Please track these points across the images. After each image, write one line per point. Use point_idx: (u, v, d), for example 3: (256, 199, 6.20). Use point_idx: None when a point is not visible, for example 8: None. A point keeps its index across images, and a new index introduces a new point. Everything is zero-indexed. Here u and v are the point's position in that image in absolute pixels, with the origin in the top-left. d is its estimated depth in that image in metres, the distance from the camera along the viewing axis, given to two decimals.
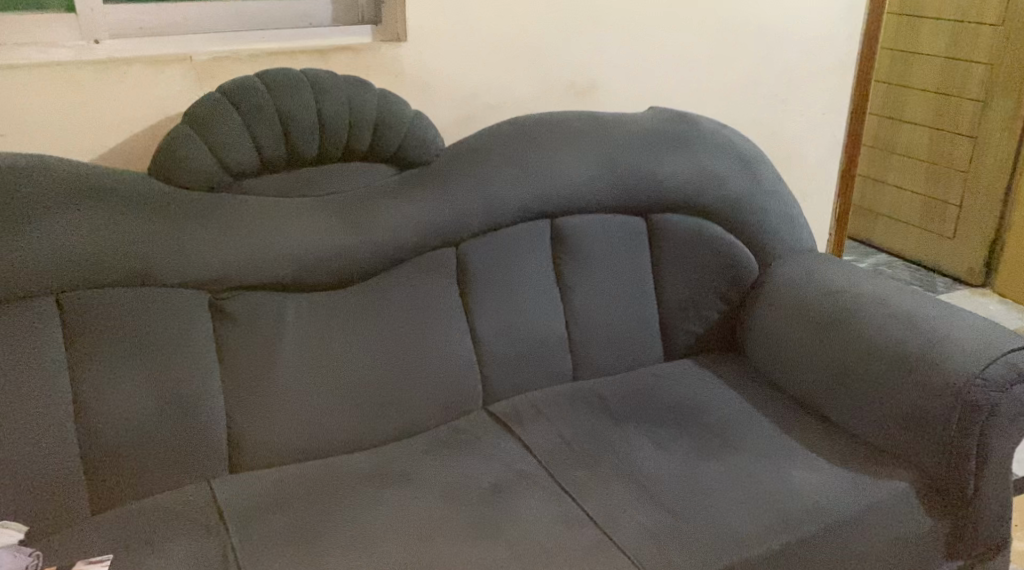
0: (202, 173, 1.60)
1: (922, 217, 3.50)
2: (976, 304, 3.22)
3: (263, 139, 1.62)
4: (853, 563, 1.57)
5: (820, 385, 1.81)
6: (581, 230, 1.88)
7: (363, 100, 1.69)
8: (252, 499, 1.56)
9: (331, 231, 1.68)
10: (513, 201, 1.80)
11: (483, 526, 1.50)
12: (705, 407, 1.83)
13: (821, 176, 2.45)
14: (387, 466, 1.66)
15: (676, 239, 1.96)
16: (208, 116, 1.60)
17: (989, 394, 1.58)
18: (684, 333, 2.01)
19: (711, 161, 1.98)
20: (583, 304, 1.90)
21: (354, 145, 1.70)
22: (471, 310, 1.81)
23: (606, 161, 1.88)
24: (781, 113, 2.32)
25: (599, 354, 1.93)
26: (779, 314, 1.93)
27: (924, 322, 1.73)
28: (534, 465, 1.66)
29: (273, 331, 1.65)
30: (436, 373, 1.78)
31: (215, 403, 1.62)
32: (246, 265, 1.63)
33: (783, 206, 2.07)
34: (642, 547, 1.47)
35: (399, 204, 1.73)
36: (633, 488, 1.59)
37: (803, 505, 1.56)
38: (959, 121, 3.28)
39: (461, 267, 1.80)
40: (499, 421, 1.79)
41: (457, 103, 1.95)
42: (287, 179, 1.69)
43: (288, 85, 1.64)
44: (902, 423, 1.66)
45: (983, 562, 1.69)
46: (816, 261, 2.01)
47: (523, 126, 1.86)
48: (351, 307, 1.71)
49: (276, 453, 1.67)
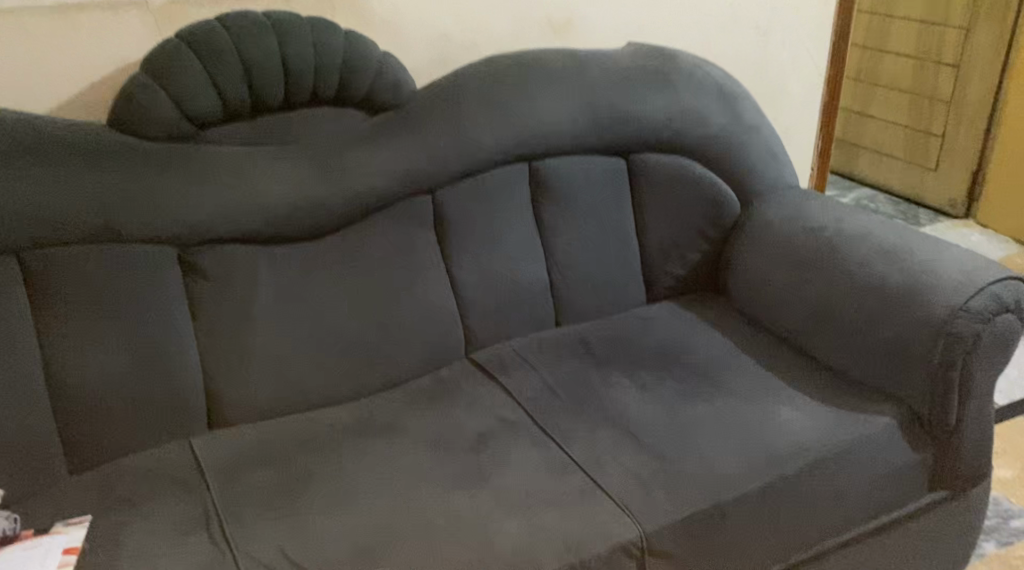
0: (163, 122, 1.55)
1: (905, 149, 3.48)
2: (959, 235, 3.21)
3: (227, 86, 1.56)
4: (839, 499, 1.57)
5: (805, 323, 1.80)
6: (561, 173, 1.84)
7: (329, 43, 1.63)
8: (233, 456, 1.54)
9: (303, 181, 1.63)
10: (490, 144, 1.76)
11: (469, 475, 1.50)
12: (690, 349, 1.82)
13: (804, 110, 2.41)
14: (370, 418, 1.64)
15: (657, 179, 1.92)
16: (168, 64, 1.54)
17: (971, 326, 1.57)
18: (667, 275, 1.99)
19: (691, 98, 1.93)
20: (565, 248, 1.87)
21: (322, 90, 1.65)
22: (449, 258, 1.78)
23: (583, 100, 1.83)
24: (764, 46, 2.26)
25: (582, 298, 1.91)
26: (763, 253, 1.91)
27: (908, 256, 1.72)
28: (519, 413, 1.65)
29: (248, 285, 1.62)
30: (417, 323, 1.75)
31: (190, 360, 1.59)
32: (216, 219, 1.58)
33: (765, 141, 2.03)
34: (630, 491, 1.46)
35: (374, 150, 1.69)
36: (619, 433, 1.58)
37: (789, 444, 1.55)
38: (943, 49, 3.23)
39: (438, 215, 1.76)
40: (484, 369, 1.77)
41: (430, 43, 1.88)
42: (253, 127, 1.63)
43: (250, 29, 1.58)
44: (885, 358, 1.65)
45: (965, 492, 1.71)
46: (800, 197, 1.98)
47: (498, 66, 1.81)
48: (328, 257, 1.68)
49: (257, 409, 1.64)
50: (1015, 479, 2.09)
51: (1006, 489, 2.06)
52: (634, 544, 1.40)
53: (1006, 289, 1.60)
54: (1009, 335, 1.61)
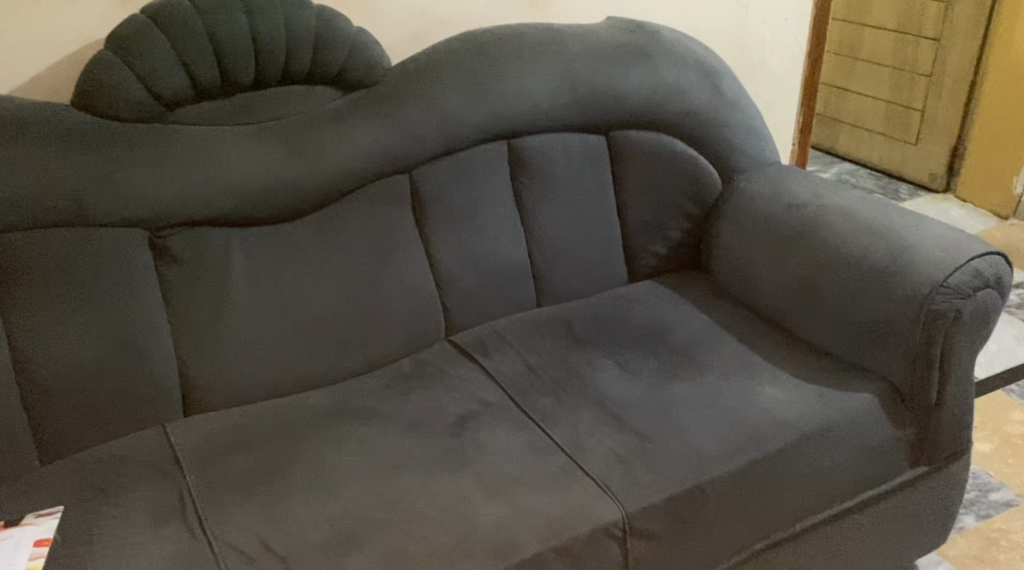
0: (129, 101, 1.50)
1: (885, 124, 3.47)
2: (938, 209, 3.21)
3: (195, 64, 1.52)
4: (821, 476, 1.56)
5: (786, 301, 1.79)
6: (540, 151, 1.82)
7: (300, 18, 1.59)
8: (209, 443, 1.52)
9: (276, 162, 1.60)
10: (468, 122, 1.73)
11: (449, 458, 1.48)
12: (672, 328, 1.81)
13: (784, 85, 2.40)
14: (348, 402, 1.62)
15: (637, 156, 1.90)
16: (133, 41, 1.49)
17: (952, 302, 1.56)
18: (648, 254, 1.98)
19: (671, 74, 1.91)
20: (545, 227, 1.85)
21: (294, 68, 1.61)
22: (428, 239, 1.75)
23: (562, 77, 1.81)
24: (745, 20, 2.24)
25: (563, 278, 1.89)
26: (745, 230, 1.90)
27: (889, 232, 1.71)
28: (499, 394, 1.63)
29: (222, 268, 1.59)
30: (396, 304, 1.73)
31: (165, 345, 1.56)
32: (187, 202, 1.55)
33: (746, 117, 2.01)
34: (611, 472, 1.45)
35: (348, 129, 1.65)
36: (600, 413, 1.57)
37: (771, 422, 1.54)
38: (923, 22, 3.22)
39: (416, 195, 1.74)
40: (464, 351, 1.75)
41: (406, 19, 1.85)
42: (222, 106, 1.59)
43: (218, 5, 1.54)
44: (866, 335, 1.64)
45: (945, 468, 1.71)
46: (781, 174, 1.97)
47: (475, 42, 1.77)
48: (304, 239, 1.65)
49: (233, 394, 1.62)
50: (994, 453, 2.10)
51: (986, 462, 2.07)
52: (617, 526, 1.39)
53: (986, 265, 1.60)
54: (989, 310, 1.60)
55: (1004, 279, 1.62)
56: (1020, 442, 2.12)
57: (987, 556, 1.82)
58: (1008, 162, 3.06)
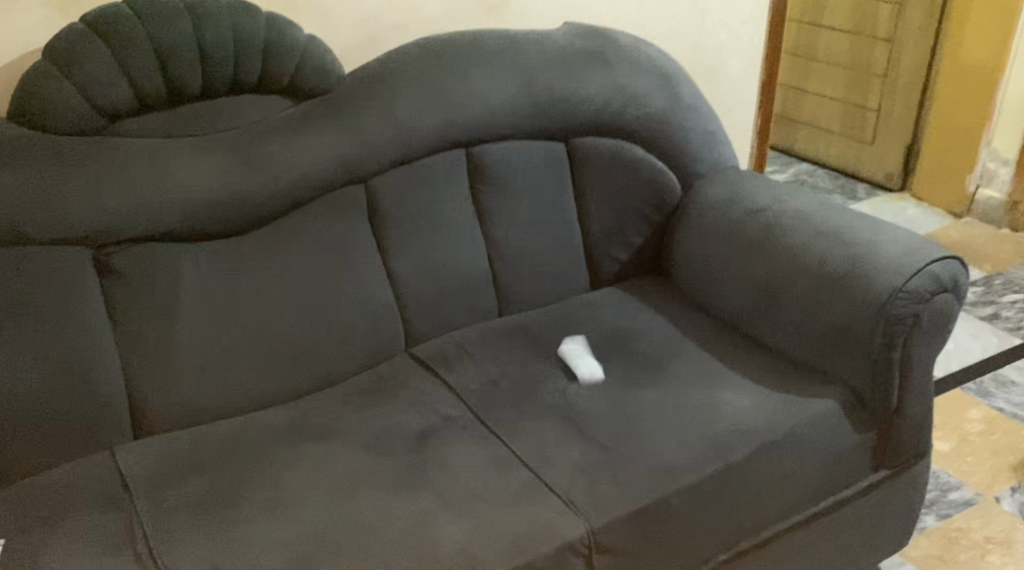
0: (70, 115, 1.46)
1: (841, 123, 3.49)
2: (895, 208, 3.24)
3: (139, 75, 1.48)
4: (786, 484, 1.55)
5: (747, 307, 1.78)
6: (499, 159, 1.78)
7: (250, 25, 1.55)
8: (161, 468, 1.47)
9: (225, 173, 1.56)
10: (424, 131, 1.70)
11: (410, 477, 1.44)
12: (634, 335, 1.79)
13: (742, 87, 2.39)
14: (305, 420, 1.58)
15: (597, 162, 1.87)
16: (71, 52, 1.45)
17: (910, 306, 1.56)
18: (610, 260, 1.96)
19: (629, 79, 1.88)
20: (505, 236, 1.82)
21: (243, 78, 1.57)
22: (385, 250, 1.71)
23: (520, 84, 1.78)
24: (703, 24, 2.22)
25: (524, 287, 1.86)
26: (705, 235, 1.88)
27: (848, 237, 1.70)
28: (461, 408, 1.60)
29: (170, 286, 1.54)
30: (353, 316, 1.68)
31: (110, 365, 1.51)
32: (133, 214, 1.51)
33: (705, 122, 1.99)
34: (576, 486, 1.42)
35: (300, 140, 1.61)
36: (564, 425, 1.54)
37: (735, 430, 1.53)
38: (876, 24, 3.24)
39: (372, 205, 1.70)
40: (424, 363, 1.72)
41: (359, 24, 1.80)
42: (168, 118, 1.55)
43: (162, 13, 1.49)
44: (828, 341, 1.64)
45: (907, 470, 1.71)
46: (740, 178, 1.95)
47: (430, 49, 1.74)
48: (258, 252, 1.61)
49: (184, 414, 1.57)
50: (953, 451, 2.11)
51: (945, 461, 2.08)
52: (582, 542, 1.36)
53: (944, 268, 1.59)
54: (947, 313, 1.60)
55: (961, 282, 1.62)
56: (978, 440, 2.14)
57: (948, 556, 1.83)
58: (960, 162, 3.10)
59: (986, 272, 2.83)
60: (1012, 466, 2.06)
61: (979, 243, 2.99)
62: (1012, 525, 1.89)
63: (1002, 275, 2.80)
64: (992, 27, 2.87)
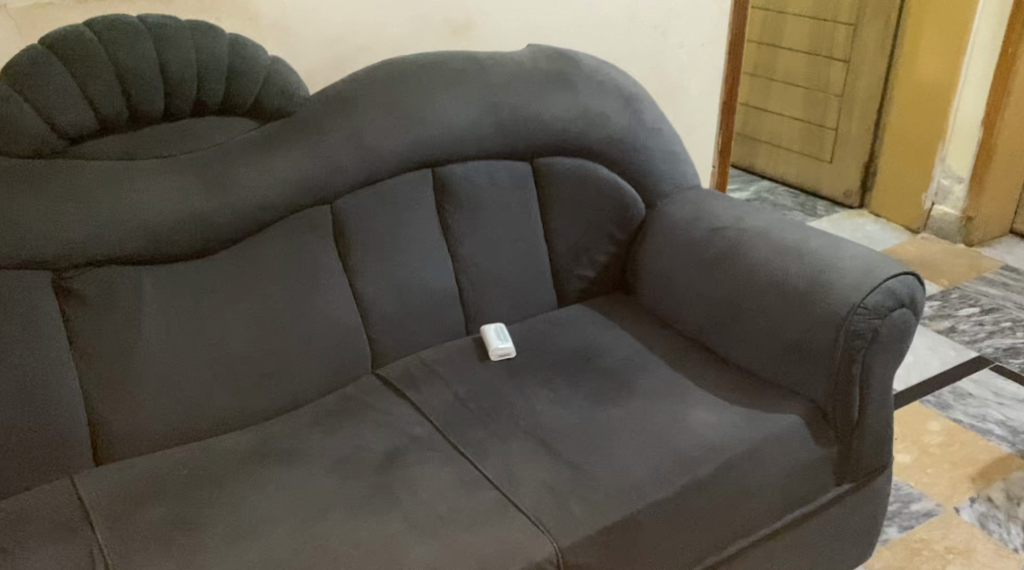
0: (31, 137, 1.44)
1: (800, 142, 3.55)
2: (853, 224, 3.30)
3: (99, 96, 1.47)
4: (751, 499, 1.57)
5: (710, 324, 1.80)
6: (464, 179, 1.80)
7: (213, 47, 1.55)
8: (122, 495, 1.45)
9: (188, 195, 1.56)
10: (390, 152, 1.70)
11: (378, 498, 1.44)
12: (601, 352, 1.80)
13: (703, 107, 2.42)
14: (271, 443, 1.57)
15: (561, 181, 1.89)
16: (32, 75, 1.43)
17: (869, 322, 1.59)
18: (576, 278, 1.97)
19: (593, 100, 1.91)
20: (471, 255, 1.83)
21: (207, 100, 1.57)
22: (351, 270, 1.71)
23: (484, 105, 1.79)
24: (664, 45, 2.26)
25: (491, 306, 1.87)
26: (668, 253, 1.90)
27: (808, 254, 1.73)
28: (429, 428, 1.60)
29: (132, 312, 1.53)
30: (319, 338, 1.68)
31: (70, 390, 1.49)
32: (93, 238, 1.49)
33: (668, 141, 2.02)
34: (543, 505, 1.43)
35: (264, 162, 1.61)
36: (531, 443, 1.55)
37: (700, 446, 1.54)
38: (833, 44, 3.31)
39: (338, 226, 1.70)
40: (391, 384, 1.71)
41: (324, 45, 1.81)
42: (130, 140, 1.54)
43: (124, 35, 1.49)
44: (789, 357, 1.66)
45: (869, 483, 1.73)
46: (702, 197, 1.98)
47: (395, 70, 1.75)
48: (222, 274, 1.60)
49: (147, 439, 1.55)
50: (914, 463, 2.14)
51: (907, 473, 2.11)
52: (550, 561, 1.37)
53: (901, 284, 1.62)
54: (905, 328, 1.63)
55: (918, 297, 1.65)
56: (937, 452, 2.17)
57: (911, 566, 1.85)
58: (916, 179, 3.17)
59: (942, 286, 2.89)
60: (971, 476, 2.09)
61: (935, 258, 3.06)
62: (972, 535, 1.93)
63: (958, 289, 2.86)
64: (944, 46, 2.95)
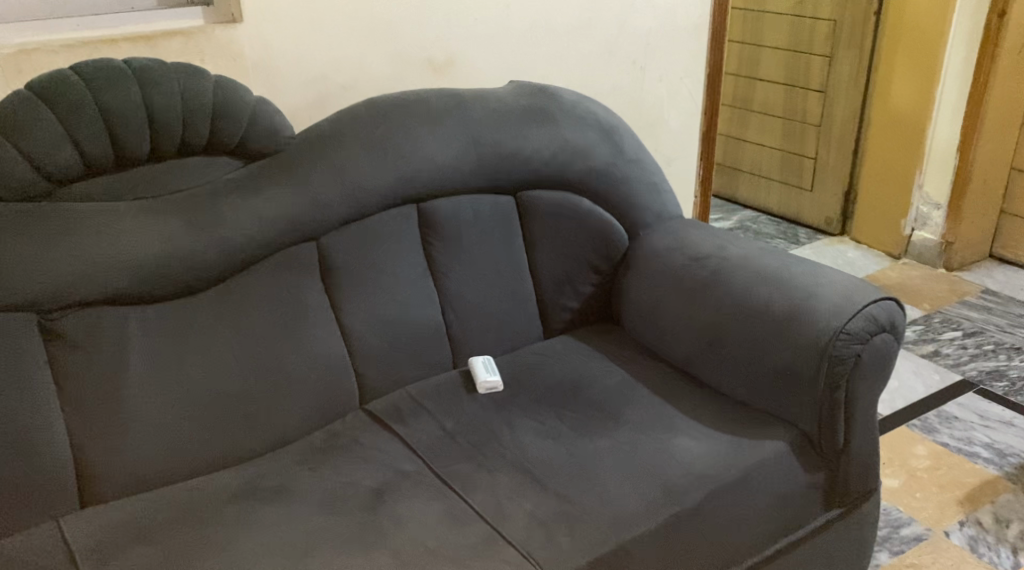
0: (17, 180, 1.45)
1: (781, 171, 3.60)
2: (835, 251, 3.33)
3: (84, 138, 1.48)
4: (741, 527, 1.57)
5: (695, 353, 1.81)
6: (448, 214, 1.82)
7: (198, 89, 1.57)
8: (109, 537, 1.44)
9: (173, 234, 1.57)
10: (374, 189, 1.72)
11: (367, 535, 1.43)
12: (588, 383, 1.81)
13: (683, 138, 2.46)
14: (258, 482, 1.56)
15: (544, 214, 1.91)
16: (18, 117, 1.45)
17: (851, 347, 1.60)
18: (561, 310, 1.98)
19: (574, 134, 1.93)
20: (455, 289, 1.84)
21: (192, 140, 1.58)
22: (337, 306, 1.72)
23: (466, 140, 1.81)
24: (643, 79, 2.29)
25: (477, 339, 1.88)
26: (652, 283, 1.92)
27: (789, 282, 1.75)
28: (417, 463, 1.60)
29: (118, 352, 1.53)
30: (306, 375, 1.68)
31: (56, 432, 1.49)
32: (80, 278, 1.50)
33: (649, 172, 2.04)
34: (533, 538, 1.43)
35: (249, 201, 1.63)
36: (520, 476, 1.55)
37: (688, 475, 1.55)
38: (810, 75, 3.36)
39: (324, 263, 1.71)
40: (378, 420, 1.71)
41: (309, 85, 1.83)
42: (116, 181, 1.55)
43: (110, 79, 1.50)
44: (774, 383, 1.67)
45: (859, 508, 1.73)
46: (684, 227, 2.00)
47: (378, 108, 1.77)
48: (208, 312, 1.61)
49: (133, 479, 1.54)
50: (902, 488, 2.15)
51: (895, 498, 2.12)
52: None
53: (882, 311, 1.64)
54: (887, 353, 1.65)
55: (899, 323, 1.67)
56: (925, 476, 2.19)
57: None
58: (895, 205, 3.21)
59: (924, 311, 2.92)
60: (959, 500, 2.10)
61: (916, 283, 3.09)
62: (962, 558, 1.93)
63: (940, 314, 2.89)
64: (917, 75, 3.01)
